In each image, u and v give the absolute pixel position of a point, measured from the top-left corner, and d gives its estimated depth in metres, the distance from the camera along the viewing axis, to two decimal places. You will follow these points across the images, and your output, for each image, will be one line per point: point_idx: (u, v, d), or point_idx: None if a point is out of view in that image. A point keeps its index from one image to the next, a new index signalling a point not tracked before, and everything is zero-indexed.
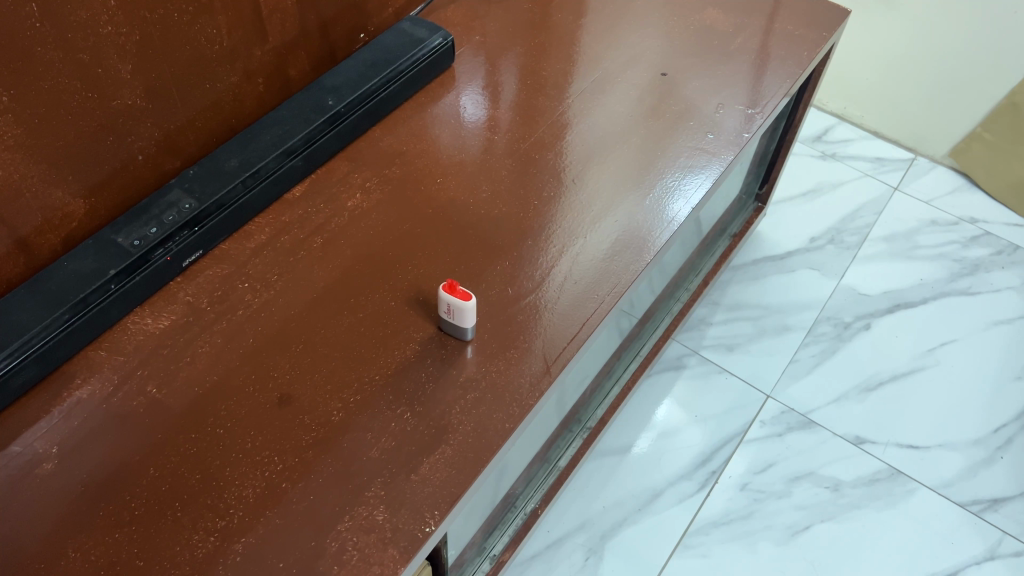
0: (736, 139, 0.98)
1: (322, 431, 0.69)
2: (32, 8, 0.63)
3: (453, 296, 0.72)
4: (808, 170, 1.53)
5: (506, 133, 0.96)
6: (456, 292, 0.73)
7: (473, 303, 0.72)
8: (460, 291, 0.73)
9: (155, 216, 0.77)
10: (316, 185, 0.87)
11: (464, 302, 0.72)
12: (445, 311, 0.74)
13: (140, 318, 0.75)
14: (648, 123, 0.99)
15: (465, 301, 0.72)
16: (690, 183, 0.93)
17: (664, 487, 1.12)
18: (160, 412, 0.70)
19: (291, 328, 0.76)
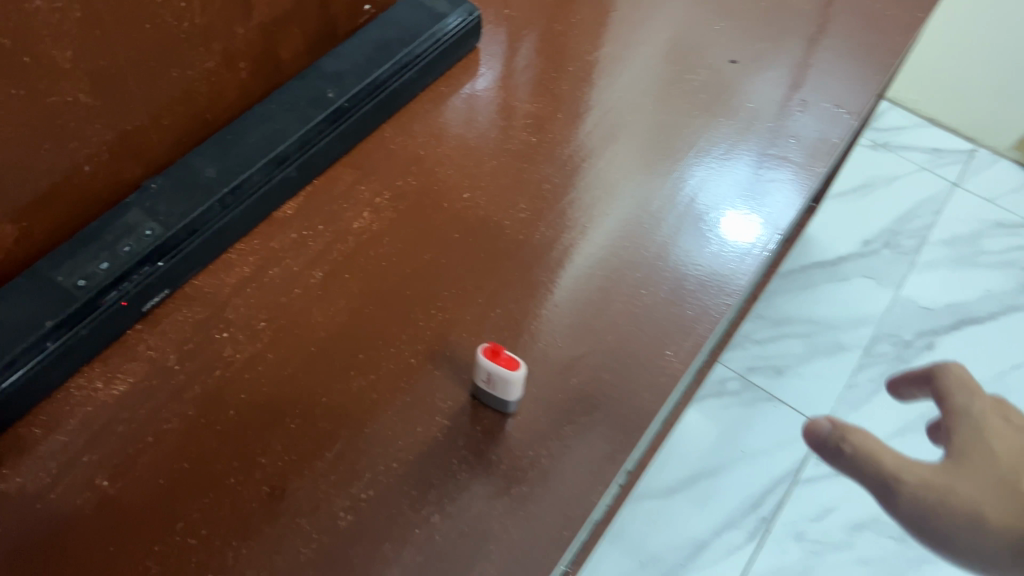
0: (827, 146, 0.79)
1: (326, 542, 0.53)
2: None
3: (496, 362, 0.57)
4: (861, 162, 1.36)
5: (546, 131, 0.78)
6: (501, 357, 0.57)
7: (521, 371, 0.57)
8: (504, 357, 0.58)
9: (108, 244, 0.59)
10: (315, 200, 0.70)
11: (510, 371, 0.57)
12: (484, 383, 0.59)
13: (88, 381, 0.58)
14: (718, 121, 0.81)
15: (508, 370, 0.57)
16: (774, 202, 0.75)
17: (711, 538, 0.98)
18: (113, 514, 0.53)
19: (285, 396, 0.59)
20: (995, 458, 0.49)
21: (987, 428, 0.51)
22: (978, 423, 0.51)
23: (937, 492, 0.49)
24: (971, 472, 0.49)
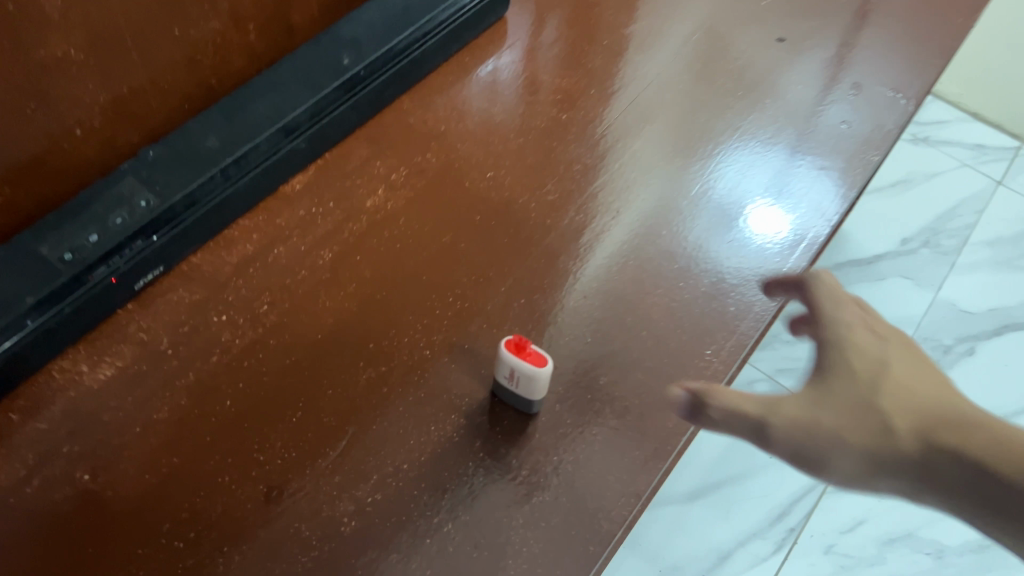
0: (883, 133, 0.72)
1: (328, 550, 0.48)
2: None
3: (523, 358, 0.52)
4: (900, 156, 1.30)
5: (578, 108, 0.71)
6: (528, 353, 0.52)
7: (548, 368, 0.52)
8: (531, 352, 0.53)
9: (98, 215, 0.54)
10: (326, 175, 0.64)
11: (538, 369, 0.52)
12: (507, 380, 0.53)
13: (73, 364, 0.53)
14: (763, 102, 0.74)
15: (535, 366, 0.52)
16: (823, 193, 0.68)
17: (735, 547, 0.92)
18: (95, 512, 0.48)
19: (287, 387, 0.54)
20: (862, 375, 0.39)
21: (848, 341, 0.41)
22: (842, 336, 0.41)
23: (809, 429, 0.38)
24: (842, 399, 0.38)
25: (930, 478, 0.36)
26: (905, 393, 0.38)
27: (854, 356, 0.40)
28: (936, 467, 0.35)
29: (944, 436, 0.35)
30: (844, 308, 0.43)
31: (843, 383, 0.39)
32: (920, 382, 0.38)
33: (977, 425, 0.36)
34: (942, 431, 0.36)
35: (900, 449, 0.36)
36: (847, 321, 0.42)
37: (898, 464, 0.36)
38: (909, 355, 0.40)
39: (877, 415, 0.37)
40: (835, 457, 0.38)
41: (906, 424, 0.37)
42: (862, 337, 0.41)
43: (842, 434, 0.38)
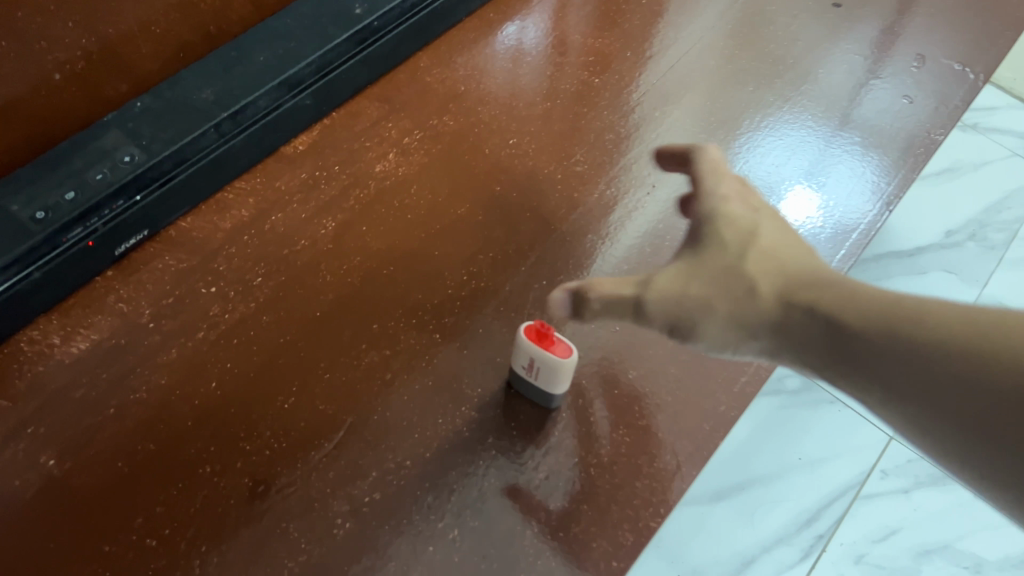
0: (948, 110, 0.65)
1: (318, 555, 0.43)
2: None
3: (546, 348, 0.46)
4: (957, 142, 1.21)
5: (612, 72, 0.65)
6: (551, 342, 0.47)
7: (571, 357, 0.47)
8: (555, 341, 0.47)
9: (76, 169, 0.48)
10: (332, 136, 0.58)
11: (563, 360, 0.46)
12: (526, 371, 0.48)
13: (44, 336, 0.48)
14: (815, 73, 0.67)
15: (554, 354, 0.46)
16: (880, 174, 0.62)
17: (759, 553, 0.87)
18: (59, 504, 0.43)
19: (279, 370, 0.48)
20: (732, 241, 0.35)
21: (720, 210, 0.37)
22: (715, 206, 0.37)
23: (681, 297, 0.35)
24: (710, 263, 0.35)
25: (789, 338, 0.33)
26: (770, 255, 0.34)
27: (724, 221, 0.36)
28: (798, 328, 0.33)
29: (810, 297, 0.33)
30: (718, 174, 0.40)
31: (713, 247, 0.35)
32: (786, 245, 0.35)
33: (841, 283, 0.33)
34: (809, 293, 0.33)
35: (766, 310, 0.34)
36: (726, 188, 0.38)
37: (764, 324, 0.34)
38: (775, 216, 0.37)
39: (741, 278, 0.34)
40: (707, 325, 0.34)
41: (774, 283, 0.34)
42: (733, 203, 0.37)
43: (711, 300, 0.34)
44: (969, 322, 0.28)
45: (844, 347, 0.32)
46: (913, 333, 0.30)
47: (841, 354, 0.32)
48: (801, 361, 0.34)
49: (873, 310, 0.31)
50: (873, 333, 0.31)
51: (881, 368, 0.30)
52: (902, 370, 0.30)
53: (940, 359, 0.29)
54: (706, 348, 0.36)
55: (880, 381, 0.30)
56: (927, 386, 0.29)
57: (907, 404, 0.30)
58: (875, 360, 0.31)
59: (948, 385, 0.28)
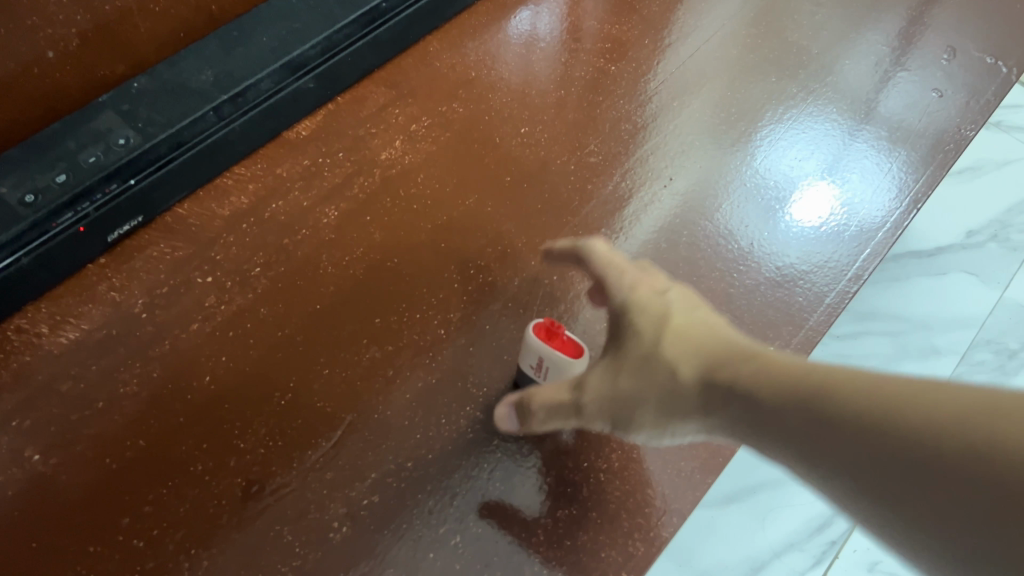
0: (979, 105, 0.63)
1: (313, 560, 0.41)
2: None
3: (552, 347, 0.44)
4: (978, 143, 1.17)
5: (629, 59, 0.63)
6: (558, 340, 0.44)
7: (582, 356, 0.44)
8: (563, 339, 0.44)
9: (69, 151, 0.46)
10: (336, 121, 0.56)
11: (573, 362, 0.44)
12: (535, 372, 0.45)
13: (32, 324, 0.46)
14: (841, 63, 0.65)
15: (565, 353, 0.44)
16: (907, 169, 0.59)
17: (770, 559, 0.84)
18: (44, 501, 0.41)
19: (276, 364, 0.46)
20: (646, 331, 0.37)
21: (634, 301, 0.39)
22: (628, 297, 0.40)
23: (616, 396, 0.37)
24: (629, 357, 0.37)
25: (714, 419, 0.34)
26: (681, 335, 0.36)
27: (637, 311, 0.38)
28: (715, 406, 0.33)
29: (720, 375, 0.33)
30: (634, 269, 0.42)
31: (631, 340, 0.37)
32: (698, 325, 0.36)
33: (747, 359, 0.33)
34: (719, 370, 0.33)
35: (684, 393, 0.34)
36: (634, 277, 0.41)
37: (688, 408, 0.35)
38: (689, 301, 0.38)
39: (662, 365, 0.35)
40: (640, 414, 0.36)
41: (687, 367, 0.34)
42: (648, 291, 0.39)
43: (639, 394, 0.36)
44: (858, 382, 0.28)
45: (756, 418, 0.31)
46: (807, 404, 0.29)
47: (756, 429, 0.31)
48: (729, 437, 0.33)
49: (772, 380, 0.31)
50: (779, 406, 0.30)
51: (789, 438, 0.30)
52: (809, 434, 0.29)
53: (839, 424, 0.28)
54: (646, 435, 0.38)
55: (797, 452, 0.29)
56: (834, 456, 0.28)
57: (819, 469, 0.28)
58: (785, 432, 0.30)
59: (846, 446, 0.27)
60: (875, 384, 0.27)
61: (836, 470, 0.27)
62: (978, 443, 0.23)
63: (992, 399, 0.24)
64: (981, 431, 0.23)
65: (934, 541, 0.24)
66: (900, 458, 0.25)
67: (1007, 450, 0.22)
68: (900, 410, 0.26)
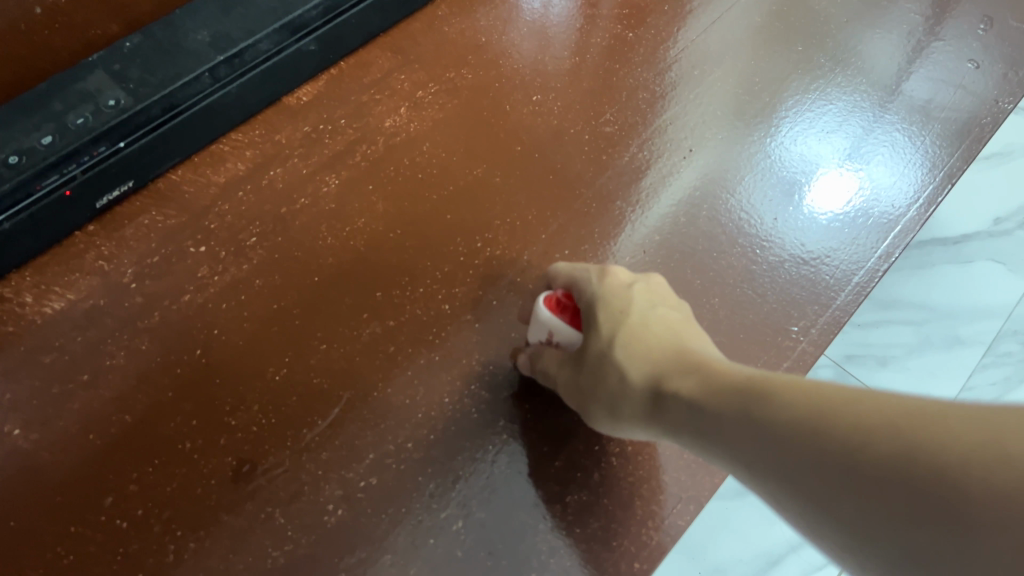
0: (1018, 77, 0.59)
1: (306, 545, 0.39)
2: None
3: (564, 322, 0.42)
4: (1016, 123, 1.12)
5: (648, 26, 0.59)
6: (568, 312, 0.42)
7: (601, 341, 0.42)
8: (573, 310, 0.42)
9: (56, 111, 0.43)
10: (340, 85, 0.53)
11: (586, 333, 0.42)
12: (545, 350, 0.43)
13: (16, 294, 0.43)
14: (872, 31, 0.61)
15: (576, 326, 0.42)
16: (941, 143, 0.56)
17: (786, 553, 0.82)
18: (23, 479, 0.39)
19: (271, 338, 0.44)
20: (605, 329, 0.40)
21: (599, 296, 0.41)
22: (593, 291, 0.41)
23: (575, 391, 0.41)
24: (589, 354, 0.40)
25: (656, 419, 0.36)
26: (635, 336, 0.38)
27: (601, 306, 0.40)
28: (658, 405, 0.36)
29: (663, 378, 0.36)
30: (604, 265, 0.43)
31: (591, 337, 0.40)
32: (654, 326, 0.39)
33: (694, 364, 0.36)
34: (663, 373, 0.36)
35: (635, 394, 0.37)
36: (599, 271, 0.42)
37: (636, 408, 0.37)
38: (650, 299, 0.41)
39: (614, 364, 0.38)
40: (593, 409, 0.40)
41: (637, 369, 0.37)
42: (615, 282, 0.41)
43: (593, 390, 0.40)
44: (786, 390, 0.30)
45: (697, 421, 0.34)
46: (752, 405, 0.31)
47: (695, 431, 0.33)
48: (675, 438, 0.36)
49: (714, 385, 0.33)
50: (721, 408, 0.32)
51: (722, 438, 0.32)
52: (739, 434, 0.31)
53: (764, 427, 0.30)
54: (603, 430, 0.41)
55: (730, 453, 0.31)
56: (759, 457, 0.29)
57: (749, 472, 0.30)
58: (720, 430, 0.32)
59: (769, 448, 0.29)
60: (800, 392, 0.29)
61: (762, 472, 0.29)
62: (876, 443, 0.25)
63: (892, 406, 0.26)
64: (866, 429, 0.25)
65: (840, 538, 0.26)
66: (813, 462, 0.27)
67: (877, 447, 0.25)
68: (808, 411, 0.28)
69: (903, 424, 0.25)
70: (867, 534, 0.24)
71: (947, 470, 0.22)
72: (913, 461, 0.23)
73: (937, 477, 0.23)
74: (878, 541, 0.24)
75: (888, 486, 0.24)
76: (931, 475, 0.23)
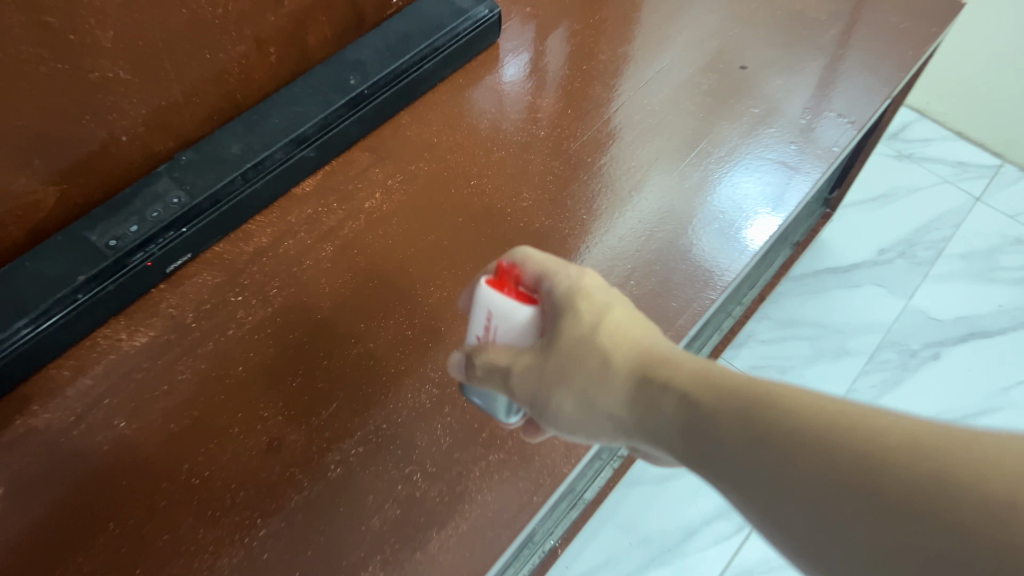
0: (824, 155, 0.82)
1: (315, 492, 0.59)
2: None
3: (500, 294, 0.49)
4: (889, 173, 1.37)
5: (555, 126, 0.81)
6: (506, 289, 0.49)
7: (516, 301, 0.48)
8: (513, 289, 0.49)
9: (138, 208, 0.64)
10: (333, 179, 0.75)
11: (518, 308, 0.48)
12: (484, 338, 0.51)
13: (114, 332, 0.64)
14: (720, 123, 0.83)
15: (484, 285, 0.50)
16: (768, 204, 0.78)
17: (700, 527, 1.01)
18: (127, 452, 0.59)
19: (288, 357, 0.64)
20: (586, 323, 0.44)
21: (582, 293, 0.46)
22: (578, 288, 0.46)
23: (540, 377, 0.45)
24: (563, 341, 0.44)
25: (637, 410, 0.41)
26: (614, 334, 0.43)
27: (582, 299, 0.45)
28: (644, 398, 0.41)
29: (649, 376, 0.41)
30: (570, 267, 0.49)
31: (566, 329, 0.45)
32: (630, 328, 0.44)
33: (682, 362, 0.41)
34: (649, 372, 0.41)
35: (614, 381, 0.42)
36: (583, 275, 0.47)
37: (614, 399, 0.42)
38: (627, 305, 0.46)
39: (596, 352, 0.43)
40: (560, 396, 0.44)
41: (621, 362, 0.42)
42: (592, 285, 0.46)
43: (563, 377, 0.44)
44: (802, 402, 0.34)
45: (689, 415, 0.38)
46: (758, 410, 0.35)
47: (692, 431, 0.38)
48: (657, 430, 0.40)
49: (705, 385, 0.38)
50: (723, 408, 0.36)
51: (724, 436, 0.36)
52: (744, 446, 0.35)
53: (774, 435, 0.34)
54: (561, 423, 0.45)
55: (723, 463, 0.36)
56: (767, 459, 0.34)
57: (745, 470, 0.35)
58: (720, 427, 0.36)
59: (784, 452, 0.33)
60: (821, 415, 0.33)
61: (773, 486, 0.33)
62: (908, 467, 0.29)
63: (923, 436, 0.30)
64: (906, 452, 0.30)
65: (865, 557, 0.30)
66: (838, 477, 0.31)
67: (917, 473, 0.29)
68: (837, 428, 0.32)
69: (932, 452, 0.29)
70: (884, 537, 0.29)
71: (991, 502, 0.27)
72: (952, 496, 0.28)
73: (976, 507, 0.27)
74: (898, 554, 0.29)
75: (923, 511, 0.28)
76: (974, 502, 0.27)
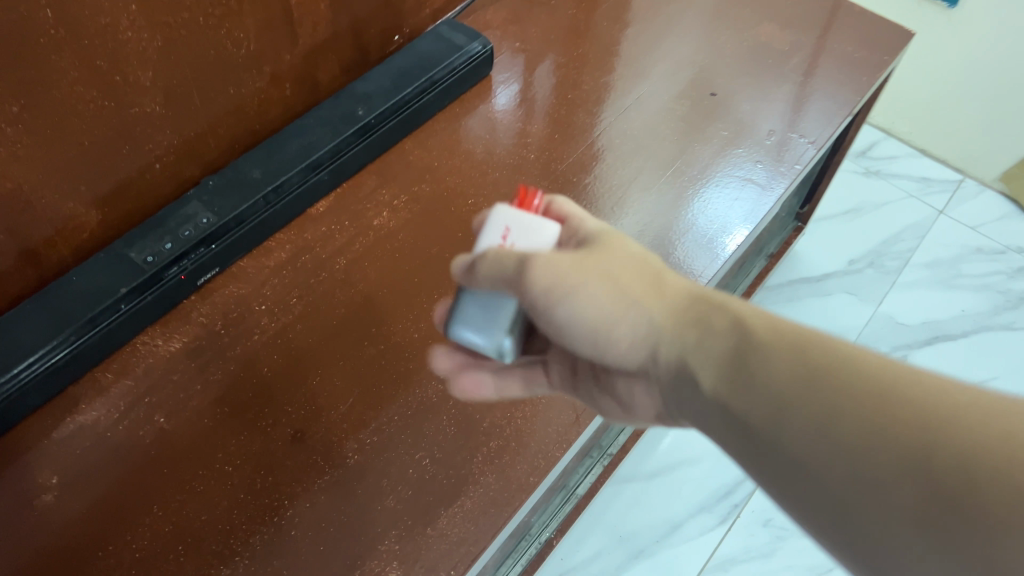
0: (788, 171, 0.90)
1: (336, 476, 0.66)
2: (53, 30, 0.56)
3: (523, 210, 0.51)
4: (859, 188, 1.46)
5: (544, 149, 0.89)
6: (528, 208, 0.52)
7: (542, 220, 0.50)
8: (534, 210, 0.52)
9: (171, 228, 0.72)
10: (343, 200, 0.82)
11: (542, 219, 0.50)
12: None
13: (151, 338, 0.71)
14: (693, 145, 0.92)
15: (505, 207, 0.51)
16: (738, 216, 0.86)
17: (686, 519, 1.08)
18: (167, 443, 0.66)
19: (308, 359, 0.72)
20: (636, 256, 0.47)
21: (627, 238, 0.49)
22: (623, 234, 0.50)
23: (566, 271, 0.45)
24: (616, 256, 0.47)
25: (670, 331, 0.44)
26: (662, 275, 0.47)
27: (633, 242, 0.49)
28: (684, 320, 0.44)
29: (693, 308, 0.44)
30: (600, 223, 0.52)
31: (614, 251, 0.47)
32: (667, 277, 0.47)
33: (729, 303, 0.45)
34: (693, 305, 0.44)
35: (658, 301, 0.45)
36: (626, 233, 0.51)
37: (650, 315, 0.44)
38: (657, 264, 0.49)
39: (650, 278, 0.46)
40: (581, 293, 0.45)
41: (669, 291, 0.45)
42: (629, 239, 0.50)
43: (602, 279, 0.45)
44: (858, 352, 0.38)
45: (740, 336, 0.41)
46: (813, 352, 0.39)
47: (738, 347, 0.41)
48: (687, 347, 0.43)
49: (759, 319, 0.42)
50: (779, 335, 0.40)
51: (776, 355, 0.39)
52: (797, 374, 0.38)
53: (827, 371, 0.38)
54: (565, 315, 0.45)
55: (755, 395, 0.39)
56: (812, 384, 0.37)
57: (793, 389, 0.38)
58: (774, 347, 0.39)
59: (837, 383, 0.37)
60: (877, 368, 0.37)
61: (817, 410, 0.37)
62: (949, 414, 0.34)
63: (959, 397, 0.35)
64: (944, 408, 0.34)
65: (886, 477, 0.34)
66: (883, 414, 0.35)
67: (951, 423, 0.34)
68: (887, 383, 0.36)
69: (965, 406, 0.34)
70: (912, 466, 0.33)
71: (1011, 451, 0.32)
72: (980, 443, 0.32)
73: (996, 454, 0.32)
74: (919, 480, 0.33)
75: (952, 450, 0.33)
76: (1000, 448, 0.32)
